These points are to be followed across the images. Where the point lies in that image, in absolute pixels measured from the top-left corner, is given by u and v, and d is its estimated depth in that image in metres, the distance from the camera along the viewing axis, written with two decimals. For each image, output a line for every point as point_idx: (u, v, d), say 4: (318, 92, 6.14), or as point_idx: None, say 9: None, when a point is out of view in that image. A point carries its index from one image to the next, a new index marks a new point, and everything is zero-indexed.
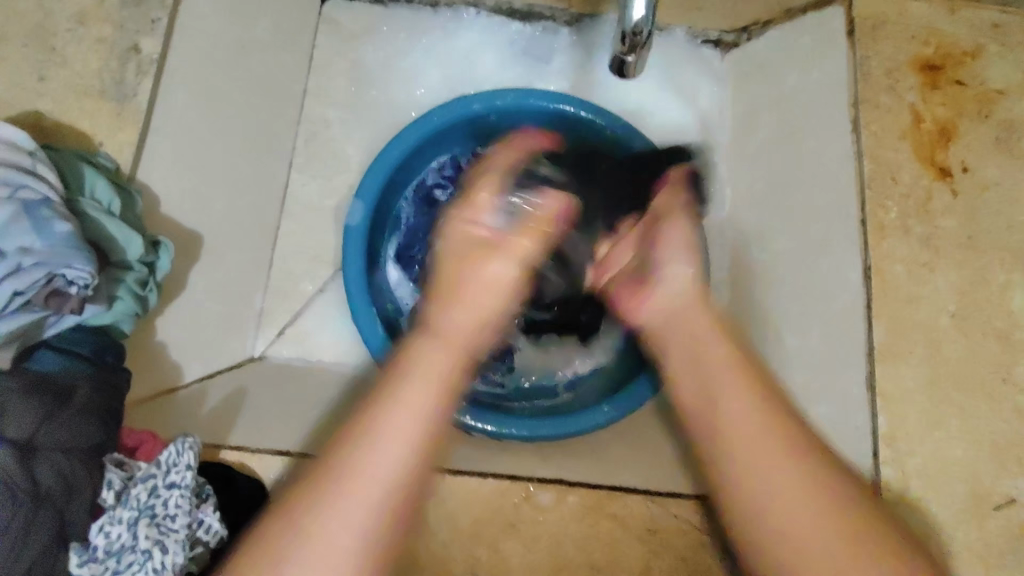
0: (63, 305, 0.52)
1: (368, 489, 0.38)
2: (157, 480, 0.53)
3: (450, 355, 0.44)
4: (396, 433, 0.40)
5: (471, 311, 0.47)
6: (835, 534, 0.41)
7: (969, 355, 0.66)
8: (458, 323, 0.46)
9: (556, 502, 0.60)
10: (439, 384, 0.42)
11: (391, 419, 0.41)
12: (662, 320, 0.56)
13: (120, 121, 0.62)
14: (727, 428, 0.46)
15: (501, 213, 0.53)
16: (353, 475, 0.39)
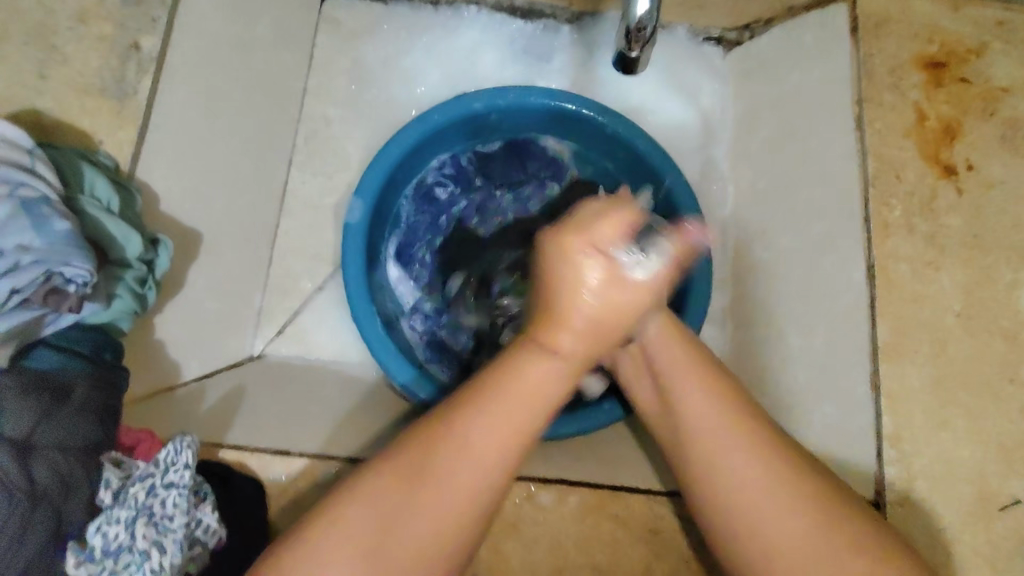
0: (62, 303, 0.51)
1: (453, 482, 0.45)
2: (155, 479, 0.51)
3: (503, 426, 0.46)
4: (432, 467, 0.45)
5: (539, 380, 0.47)
6: (788, 503, 0.46)
7: (975, 355, 0.65)
8: (526, 387, 0.47)
9: (557, 502, 0.60)
10: (479, 447, 0.45)
11: (489, 426, 0.46)
12: (674, 416, 0.52)
13: (120, 119, 0.64)
14: (691, 417, 0.52)
15: (613, 263, 0.49)
16: (449, 463, 0.45)
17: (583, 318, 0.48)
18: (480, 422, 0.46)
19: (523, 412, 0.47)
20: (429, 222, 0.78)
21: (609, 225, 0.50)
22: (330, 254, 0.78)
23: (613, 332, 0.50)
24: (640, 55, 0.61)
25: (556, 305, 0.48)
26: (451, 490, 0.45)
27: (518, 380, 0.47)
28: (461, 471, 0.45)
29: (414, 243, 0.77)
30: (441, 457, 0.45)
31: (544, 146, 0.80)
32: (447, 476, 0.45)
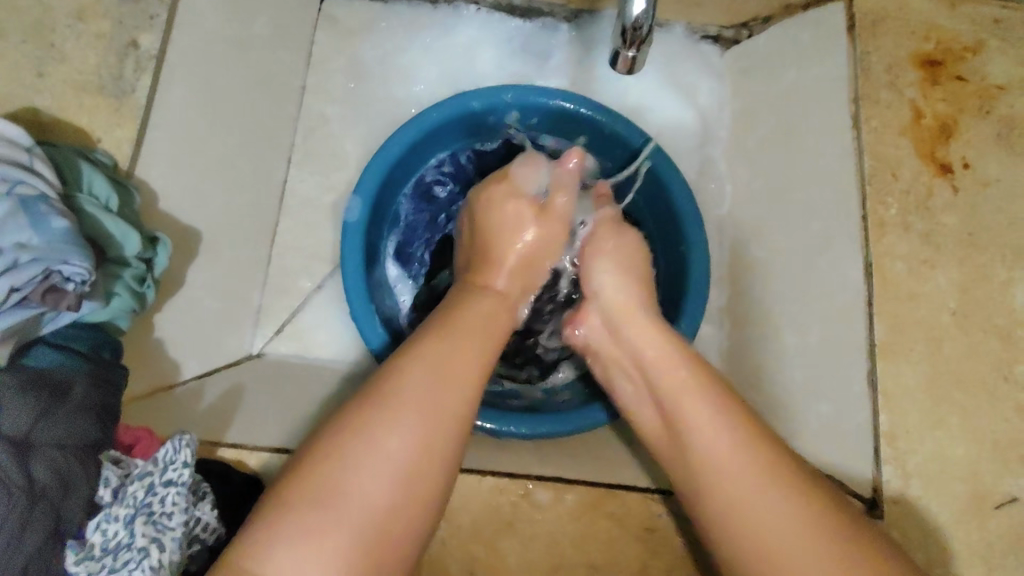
0: (60, 301, 0.52)
1: (437, 394, 0.48)
2: (154, 478, 0.51)
3: (455, 377, 0.50)
4: (398, 416, 0.48)
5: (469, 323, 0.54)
6: (779, 505, 0.47)
7: (970, 353, 0.66)
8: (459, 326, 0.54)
9: (554, 501, 0.60)
10: (432, 398, 0.49)
11: (458, 345, 0.52)
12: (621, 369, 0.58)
13: (119, 117, 0.64)
14: (690, 420, 0.52)
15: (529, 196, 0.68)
16: (426, 378, 0.49)
17: (513, 258, 0.64)
18: (448, 344, 0.51)
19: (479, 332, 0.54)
20: (427, 221, 0.78)
21: (518, 178, 0.67)
22: (329, 251, 0.78)
23: (535, 269, 0.65)
24: (638, 55, 0.60)
25: (494, 251, 0.64)
26: (436, 402, 0.48)
27: (467, 312, 0.56)
28: (440, 385, 0.49)
29: (412, 242, 0.78)
30: (418, 374, 0.49)
31: (543, 144, 0.79)
32: (432, 392, 0.48)
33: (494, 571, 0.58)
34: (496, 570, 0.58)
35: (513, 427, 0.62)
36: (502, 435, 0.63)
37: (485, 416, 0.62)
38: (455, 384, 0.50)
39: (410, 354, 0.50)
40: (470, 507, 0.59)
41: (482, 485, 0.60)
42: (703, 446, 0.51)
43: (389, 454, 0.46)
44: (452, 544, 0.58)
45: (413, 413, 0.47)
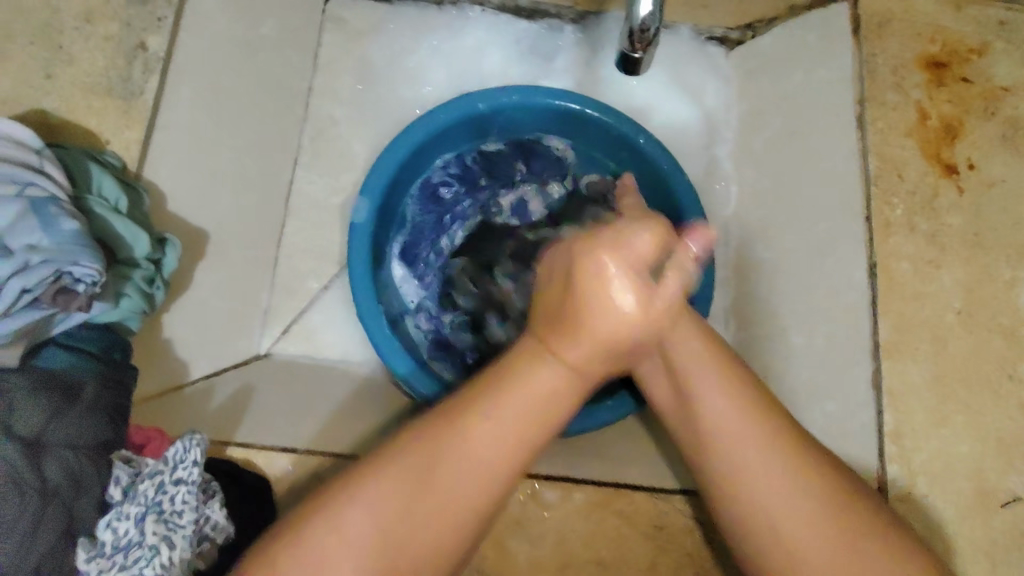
0: (71, 303, 0.51)
1: (453, 484, 0.45)
2: (164, 476, 0.51)
3: (460, 478, 0.45)
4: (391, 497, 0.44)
5: (502, 424, 0.46)
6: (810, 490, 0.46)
7: (976, 352, 0.66)
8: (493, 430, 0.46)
9: (562, 499, 0.60)
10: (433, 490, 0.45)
11: (491, 436, 0.46)
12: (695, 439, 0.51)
13: (127, 119, 0.66)
14: (710, 416, 0.50)
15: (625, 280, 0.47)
16: (446, 465, 0.45)
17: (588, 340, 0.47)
18: (481, 429, 0.46)
19: (522, 421, 0.47)
20: (434, 222, 0.78)
21: (625, 237, 0.48)
22: (336, 252, 0.76)
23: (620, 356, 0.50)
24: (643, 57, 0.61)
25: (571, 320, 0.47)
26: (449, 495, 0.45)
27: (519, 392, 0.47)
28: (459, 475, 0.45)
29: (419, 244, 0.77)
30: (440, 456, 0.45)
31: (550, 146, 0.80)
32: (447, 480, 0.45)
33: (502, 570, 0.58)
34: (504, 568, 0.58)
35: None
36: None
37: None
38: (459, 486, 0.45)
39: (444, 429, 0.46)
40: None
41: None
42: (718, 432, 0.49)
43: (373, 531, 0.44)
44: None
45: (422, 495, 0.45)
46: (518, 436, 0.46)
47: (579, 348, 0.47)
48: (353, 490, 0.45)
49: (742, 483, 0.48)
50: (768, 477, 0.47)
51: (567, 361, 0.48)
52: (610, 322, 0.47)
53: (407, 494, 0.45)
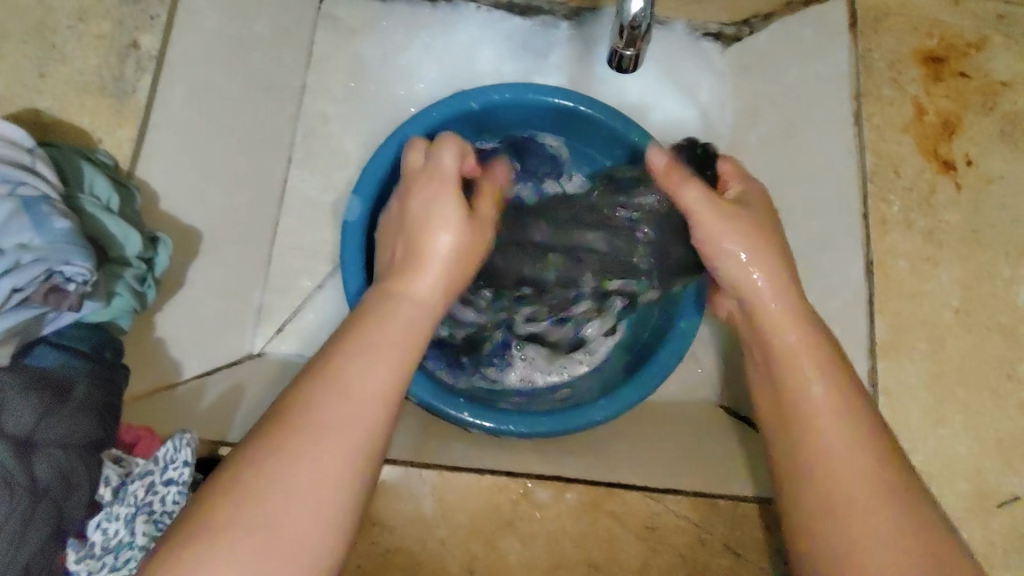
0: (62, 302, 0.51)
1: (342, 415, 0.42)
2: (155, 476, 0.52)
3: (353, 425, 0.42)
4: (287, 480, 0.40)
5: (380, 351, 0.45)
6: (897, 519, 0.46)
7: (974, 350, 0.66)
8: (373, 363, 0.44)
9: (555, 499, 0.60)
10: (330, 449, 0.41)
11: (372, 354, 0.44)
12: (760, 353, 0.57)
13: (119, 117, 0.63)
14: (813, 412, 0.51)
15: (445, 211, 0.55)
16: (331, 397, 0.42)
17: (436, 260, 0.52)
18: (357, 350, 0.44)
19: (396, 340, 0.46)
20: None
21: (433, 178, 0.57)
22: (328, 251, 0.81)
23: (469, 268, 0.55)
24: (635, 54, 0.60)
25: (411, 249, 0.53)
26: (338, 447, 0.41)
27: (382, 323, 0.47)
28: (346, 403, 0.42)
29: None
30: (324, 394, 0.42)
31: (544, 143, 0.80)
32: (344, 413, 0.42)
33: (494, 570, 0.58)
34: (496, 569, 0.58)
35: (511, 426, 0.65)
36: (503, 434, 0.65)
37: (486, 415, 0.65)
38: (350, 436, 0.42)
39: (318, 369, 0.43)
40: (471, 505, 0.59)
41: (481, 483, 0.59)
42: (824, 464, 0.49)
43: (280, 511, 0.39)
44: (451, 545, 0.58)
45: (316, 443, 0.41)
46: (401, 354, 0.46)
47: (419, 265, 0.52)
48: (246, 475, 0.39)
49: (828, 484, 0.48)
50: (873, 518, 0.46)
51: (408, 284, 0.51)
52: (437, 242, 0.53)
53: (306, 468, 0.40)
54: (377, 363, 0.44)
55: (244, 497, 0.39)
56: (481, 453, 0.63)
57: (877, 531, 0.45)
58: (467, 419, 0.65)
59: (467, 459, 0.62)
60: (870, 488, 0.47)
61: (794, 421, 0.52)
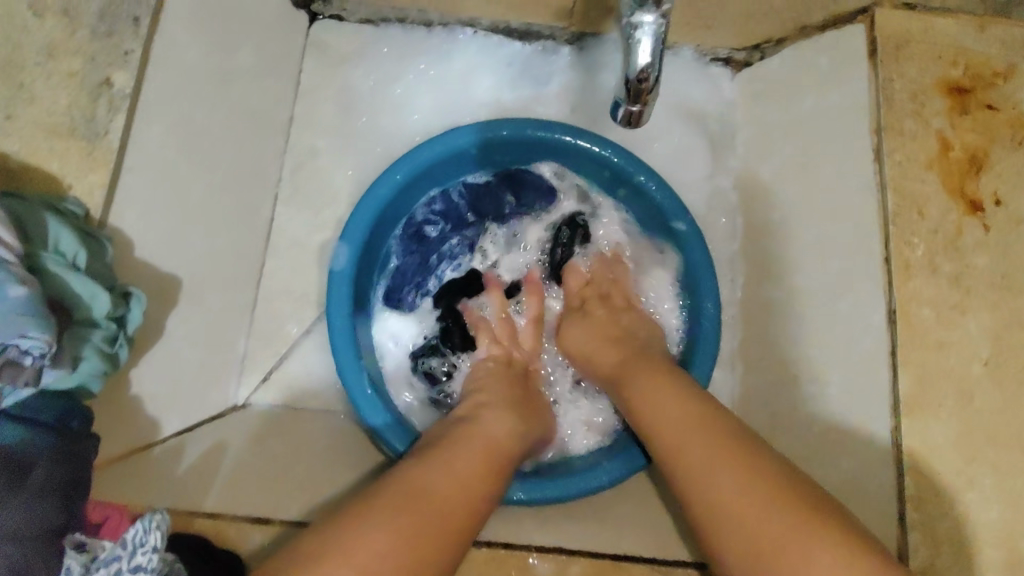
0: (17, 377, 0.47)
1: (445, 487, 0.50)
2: (122, 563, 0.47)
3: (447, 507, 0.49)
4: (388, 530, 0.45)
5: (474, 457, 0.54)
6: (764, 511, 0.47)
7: (1005, 406, 0.61)
8: (468, 461, 0.53)
9: (556, 573, 0.55)
10: (428, 519, 0.47)
11: (472, 451, 0.54)
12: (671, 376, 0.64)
13: (91, 161, 0.58)
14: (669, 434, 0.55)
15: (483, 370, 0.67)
16: (434, 473, 0.51)
17: (508, 396, 0.63)
18: (454, 448, 0.54)
19: (480, 454, 0.54)
20: (418, 263, 0.73)
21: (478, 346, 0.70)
22: (315, 295, 0.77)
23: (530, 405, 0.64)
24: (642, 109, 0.55)
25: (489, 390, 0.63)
26: (435, 521, 0.47)
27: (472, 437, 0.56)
28: (447, 477, 0.51)
29: (402, 287, 0.72)
30: (428, 470, 0.51)
31: (539, 173, 0.74)
32: (441, 497, 0.49)
33: None
34: None
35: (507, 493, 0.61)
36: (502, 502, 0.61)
37: None
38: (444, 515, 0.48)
39: (419, 457, 0.53)
40: None
41: (475, 555, 0.55)
42: (703, 485, 0.50)
43: (372, 564, 0.43)
44: None
45: (421, 504, 0.47)
46: (491, 465, 0.54)
47: (504, 410, 0.61)
48: (347, 524, 0.45)
49: (706, 502, 0.50)
50: (728, 483, 0.49)
51: (491, 410, 0.60)
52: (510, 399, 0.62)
53: (400, 527, 0.45)
54: (473, 455, 0.54)
55: (339, 542, 0.44)
56: None
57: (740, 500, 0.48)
58: None
59: None
60: (734, 470, 0.50)
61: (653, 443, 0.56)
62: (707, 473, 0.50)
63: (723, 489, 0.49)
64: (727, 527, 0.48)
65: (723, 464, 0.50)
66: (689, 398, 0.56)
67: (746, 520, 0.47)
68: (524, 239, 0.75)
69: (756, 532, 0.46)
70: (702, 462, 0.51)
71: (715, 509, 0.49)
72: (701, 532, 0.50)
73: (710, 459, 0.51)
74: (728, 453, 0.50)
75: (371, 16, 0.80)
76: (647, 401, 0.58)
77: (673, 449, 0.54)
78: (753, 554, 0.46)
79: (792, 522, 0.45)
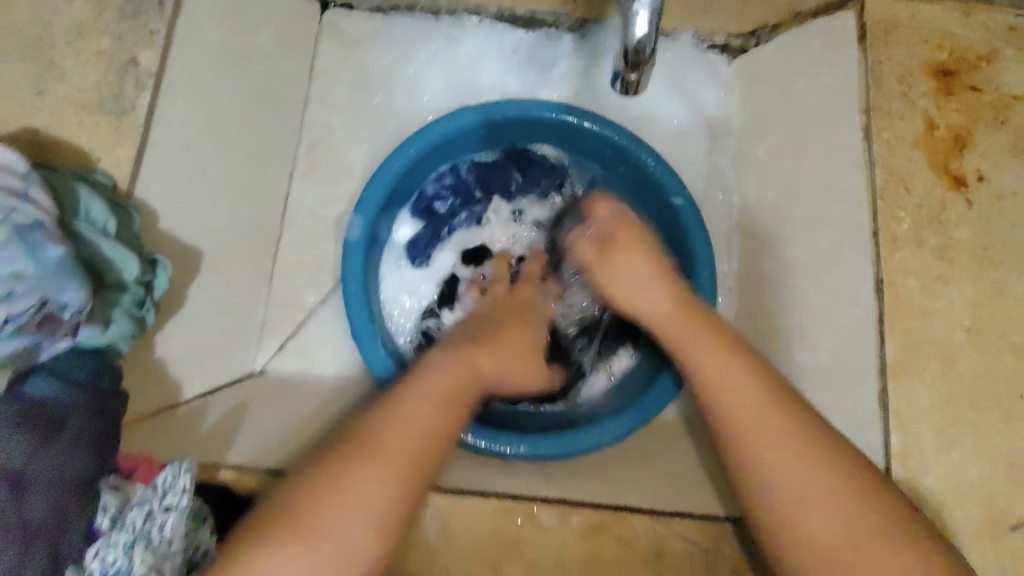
0: (56, 330, 0.50)
1: (404, 459, 0.52)
2: (153, 504, 0.50)
3: (403, 449, 0.53)
4: (350, 475, 0.50)
5: (430, 398, 0.56)
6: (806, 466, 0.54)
7: (985, 370, 0.65)
8: (425, 403, 0.56)
9: (560, 522, 0.59)
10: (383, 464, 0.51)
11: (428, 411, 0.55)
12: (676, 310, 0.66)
13: (118, 135, 0.61)
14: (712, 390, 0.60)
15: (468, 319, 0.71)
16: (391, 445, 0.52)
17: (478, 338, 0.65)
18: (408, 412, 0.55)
19: (443, 394, 0.57)
20: (429, 236, 0.77)
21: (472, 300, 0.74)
22: (331, 267, 0.81)
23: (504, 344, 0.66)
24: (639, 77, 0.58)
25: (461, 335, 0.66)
26: (390, 465, 0.52)
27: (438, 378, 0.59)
28: (404, 444, 0.53)
29: (414, 257, 0.76)
30: (383, 443, 0.52)
31: (544, 154, 0.78)
32: (396, 443, 0.53)
33: None
34: None
35: (511, 447, 0.65)
36: (509, 456, 0.65)
37: (487, 435, 0.66)
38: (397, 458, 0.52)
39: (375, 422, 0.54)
40: (475, 531, 0.58)
41: (485, 506, 0.59)
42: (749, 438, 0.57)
43: (339, 505, 0.49)
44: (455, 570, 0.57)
45: (387, 467, 0.51)
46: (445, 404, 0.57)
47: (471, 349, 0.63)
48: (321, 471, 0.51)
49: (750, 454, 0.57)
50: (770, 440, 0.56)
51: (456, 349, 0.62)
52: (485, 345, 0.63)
53: (360, 472, 0.51)
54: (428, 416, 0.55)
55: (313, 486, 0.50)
56: (485, 476, 0.62)
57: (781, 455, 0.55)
58: (471, 439, 0.65)
59: (470, 482, 0.61)
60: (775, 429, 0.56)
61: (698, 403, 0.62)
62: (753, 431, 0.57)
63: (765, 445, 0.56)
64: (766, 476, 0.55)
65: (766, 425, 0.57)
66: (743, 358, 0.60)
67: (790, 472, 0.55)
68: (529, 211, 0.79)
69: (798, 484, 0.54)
70: (752, 411, 0.57)
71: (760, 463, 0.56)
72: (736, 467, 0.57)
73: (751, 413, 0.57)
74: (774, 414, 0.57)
75: (382, 4, 0.83)
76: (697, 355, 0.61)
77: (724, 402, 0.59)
78: (791, 498, 0.54)
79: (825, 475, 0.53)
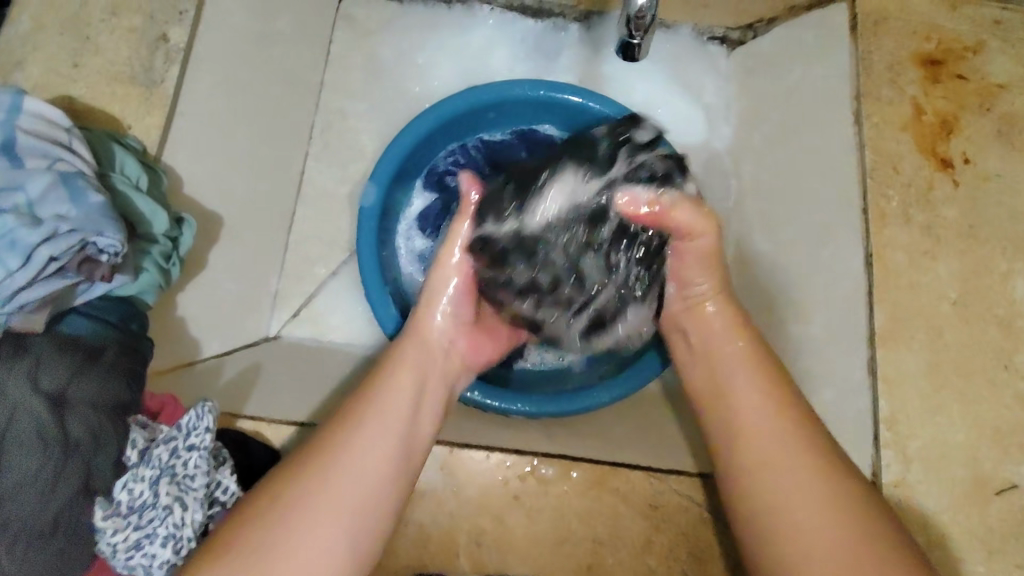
0: (95, 271, 0.53)
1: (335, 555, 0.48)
2: (178, 442, 0.53)
3: (341, 509, 0.49)
4: (311, 513, 0.48)
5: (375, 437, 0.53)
6: (824, 492, 0.52)
7: (971, 341, 0.67)
8: (370, 444, 0.52)
9: (560, 476, 0.61)
10: (335, 521, 0.49)
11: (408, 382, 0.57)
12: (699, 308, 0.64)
13: (148, 106, 0.64)
14: (741, 406, 0.58)
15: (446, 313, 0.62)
16: (356, 477, 0.51)
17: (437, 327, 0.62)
18: (388, 386, 0.56)
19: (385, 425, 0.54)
20: (440, 208, 0.80)
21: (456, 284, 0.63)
22: (344, 241, 0.83)
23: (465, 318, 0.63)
24: (641, 45, 0.61)
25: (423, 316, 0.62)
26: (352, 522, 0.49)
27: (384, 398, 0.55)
28: (341, 518, 0.49)
29: (426, 226, 0.80)
30: (341, 476, 0.50)
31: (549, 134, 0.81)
32: (334, 501, 0.49)
33: (500, 543, 0.60)
34: (502, 542, 0.60)
35: (516, 406, 0.66)
36: (512, 414, 0.67)
37: (494, 395, 0.67)
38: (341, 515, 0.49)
39: (330, 447, 0.51)
40: (478, 482, 0.61)
41: (490, 459, 0.62)
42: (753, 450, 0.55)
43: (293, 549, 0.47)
44: (460, 515, 0.60)
45: (332, 524, 0.48)
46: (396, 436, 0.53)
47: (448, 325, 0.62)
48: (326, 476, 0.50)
49: (761, 462, 0.55)
50: (792, 460, 0.54)
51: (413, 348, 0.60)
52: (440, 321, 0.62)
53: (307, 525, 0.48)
54: (362, 483, 0.51)
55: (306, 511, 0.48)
56: (490, 434, 0.65)
57: (803, 482, 0.52)
58: (477, 398, 0.66)
59: (475, 437, 0.64)
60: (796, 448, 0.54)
61: (721, 387, 0.60)
62: (779, 453, 0.54)
63: (780, 455, 0.54)
64: (756, 478, 0.54)
65: (786, 446, 0.54)
66: (757, 357, 0.60)
67: (802, 492, 0.52)
68: (528, 242, 0.59)
69: (803, 506, 0.52)
70: (759, 425, 0.56)
71: (774, 478, 0.53)
72: (747, 482, 0.55)
73: (782, 442, 0.55)
74: (800, 428, 0.55)
75: None
76: (714, 334, 0.63)
77: (728, 377, 0.60)
78: (790, 524, 0.51)
79: (804, 459, 0.53)
